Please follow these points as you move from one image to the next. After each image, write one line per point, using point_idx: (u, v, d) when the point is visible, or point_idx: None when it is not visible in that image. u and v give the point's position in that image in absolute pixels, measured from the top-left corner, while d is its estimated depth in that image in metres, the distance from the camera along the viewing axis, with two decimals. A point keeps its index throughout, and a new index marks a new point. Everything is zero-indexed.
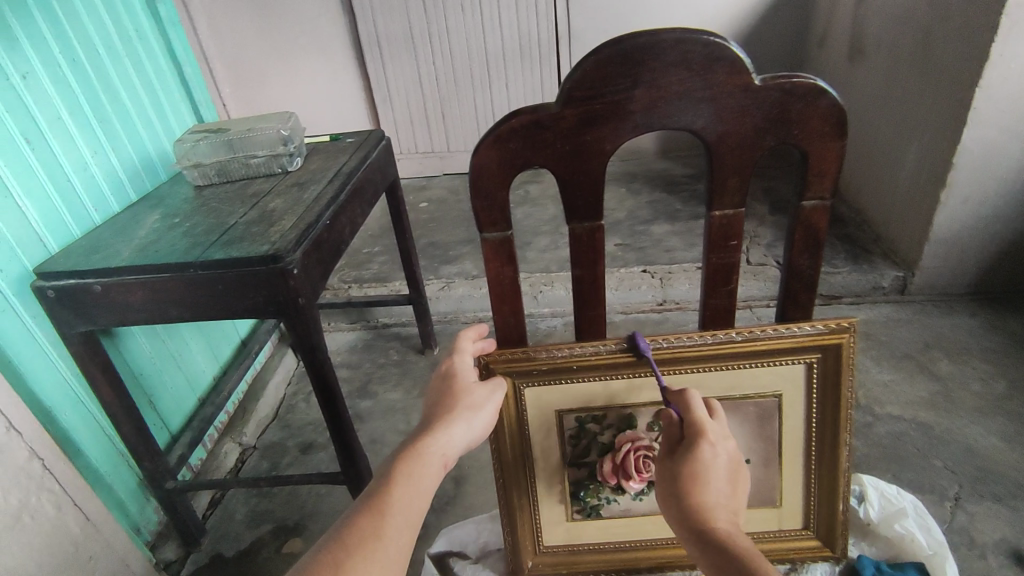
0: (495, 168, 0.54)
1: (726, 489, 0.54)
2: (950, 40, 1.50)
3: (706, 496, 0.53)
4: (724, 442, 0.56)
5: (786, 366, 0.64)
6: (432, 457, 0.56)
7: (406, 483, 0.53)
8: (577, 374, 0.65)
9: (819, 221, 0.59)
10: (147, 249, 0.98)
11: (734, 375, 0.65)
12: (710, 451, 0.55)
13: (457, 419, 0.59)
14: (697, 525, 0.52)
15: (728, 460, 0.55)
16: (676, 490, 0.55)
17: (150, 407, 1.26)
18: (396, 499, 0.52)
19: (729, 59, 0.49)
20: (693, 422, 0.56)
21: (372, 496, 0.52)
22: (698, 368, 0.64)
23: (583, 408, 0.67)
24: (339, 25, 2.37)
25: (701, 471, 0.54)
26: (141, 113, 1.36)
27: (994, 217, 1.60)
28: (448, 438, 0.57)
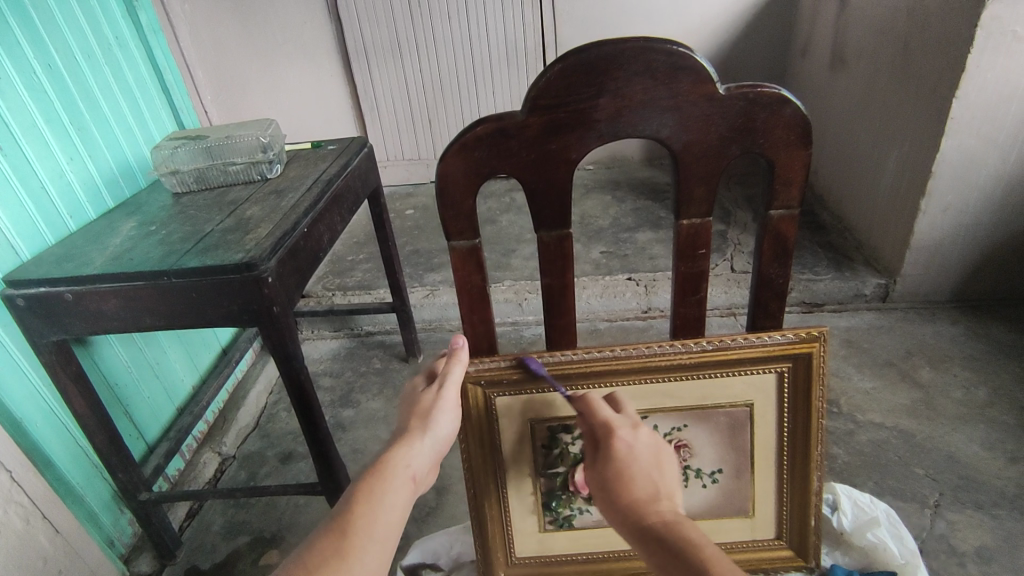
0: (461, 175, 0.54)
1: (650, 477, 0.55)
2: (928, 51, 1.52)
3: (637, 493, 0.54)
4: (633, 432, 0.58)
5: (758, 374, 0.64)
6: (392, 471, 0.55)
7: (369, 500, 0.53)
8: (547, 385, 0.65)
9: (788, 230, 0.59)
10: (120, 257, 0.97)
11: (705, 384, 0.64)
12: (624, 444, 0.57)
13: (416, 432, 0.58)
14: (636, 526, 0.53)
15: (648, 447, 0.57)
16: (611, 495, 0.55)
17: (124, 417, 1.24)
18: (358, 516, 0.52)
19: (692, 68, 0.49)
20: (603, 423, 0.58)
21: (334, 517, 0.52)
22: (668, 377, 0.64)
23: (555, 417, 0.66)
24: (325, 33, 2.37)
25: (624, 468, 0.55)
26: (120, 120, 1.35)
27: (973, 225, 1.61)
28: (408, 452, 0.57)
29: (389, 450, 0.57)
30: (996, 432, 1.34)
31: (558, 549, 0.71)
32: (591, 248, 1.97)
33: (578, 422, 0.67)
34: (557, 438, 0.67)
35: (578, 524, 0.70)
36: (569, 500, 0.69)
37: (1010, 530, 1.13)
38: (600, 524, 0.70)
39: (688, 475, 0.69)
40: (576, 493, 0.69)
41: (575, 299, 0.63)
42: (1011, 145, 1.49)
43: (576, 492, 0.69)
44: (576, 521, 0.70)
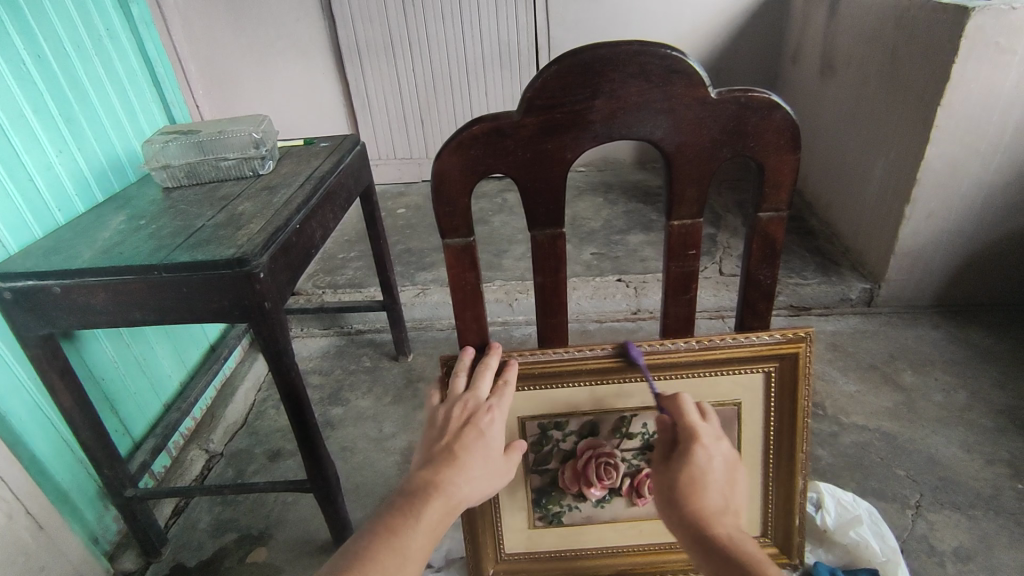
0: (457, 173, 0.54)
1: (723, 492, 0.55)
2: (915, 59, 1.55)
3: (714, 501, 0.54)
4: (717, 443, 0.57)
5: (745, 374, 0.65)
6: (452, 506, 0.52)
7: (427, 533, 0.50)
8: (539, 382, 0.65)
9: (776, 232, 0.60)
10: (110, 251, 0.97)
11: (693, 383, 0.65)
12: (703, 454, 0.56)
13: (480, 465, 0.55)
14: (700, 531, 0.52)
15: (722, 463, 0.57)
16: (674, 498, 0.55)
17: (111, 412, 1.23)
18: (416, 550, 0.49)
19: (685, 72, 0.50)
20: (687, 428, 0.58)
21: (391, 539, 0.49)
22: (658, 376, 0.65)
23: (545, 414, 0.67)
24: (319, 30, 2.36)
25: (697, 476, 0.55)
26: (111, 114, 1.34)
27: (957, 232, 1.64)
28: (471, 491, 0.53)
29: (453, 477, 0.53)
30: (976, 435, 1.36)
31: (547, 545, 0.71)
32: (582, 249, 1.98)
33: (568, 420, 0.67)
34: (548, 436, 0.68)
35: (568, 521, 0.71)
36: (559, 497, 0.70)
37: (988, 530, 1.16)
38: (589, 521, 0.71)
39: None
40: (566, 489, 0.69)
41: (567, 297, 0.63)
42: (993, 153, 1.52)
43: (566, 489, 0.69)
44: (565, 518, 0.71)
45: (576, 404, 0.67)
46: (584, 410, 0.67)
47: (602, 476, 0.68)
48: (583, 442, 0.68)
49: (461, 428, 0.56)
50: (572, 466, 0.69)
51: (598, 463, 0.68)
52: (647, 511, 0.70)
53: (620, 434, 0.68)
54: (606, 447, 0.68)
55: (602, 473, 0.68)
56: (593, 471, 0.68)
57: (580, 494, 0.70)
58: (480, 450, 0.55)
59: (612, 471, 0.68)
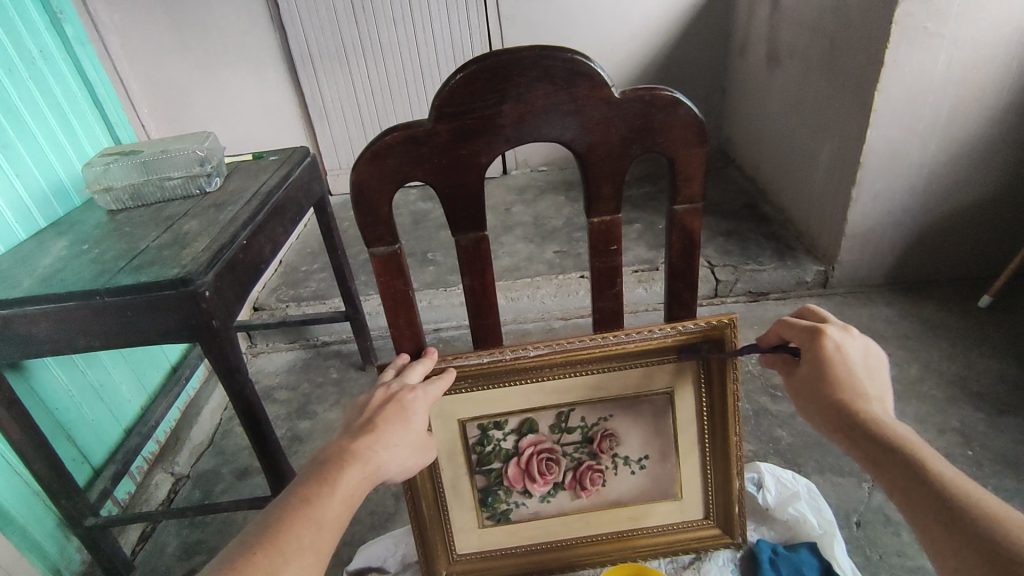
0: (375, 183, 0.55)
1: (859, 378, 0.60)
2: (852, 45, 1.59)
3: (864, 385, 0.59)
4: (849, 339, 0.62)
5: (676, 363, 0.67)
6: (367, 474, 0.54)
7: (343, 501, 0.51)
8: (476, 384, 0.66)
9: (694, 224, 0.62)
10: (51, 278, 0.95)
11: (626, 375, 0.67)
12: (834, 345, 0.61)
13: (400, 436, 0.58)
14: (847, 415, 0.57)
15: (863, 352, 0.62)
16: (816, 391, 0.61)
17: (68, 442, 1.21)
18: (333, 518, 0.50)
19: (589, 74, 0.52)
20: (809, 328, 0.63)
21: (308, 510, 0.49)
22: (593, 369, 0.67)
23: (485, 415, 0.68)
24: (269, 42, 2.34)
25: (830, 369, 0.60)
26: (50, 137, 1.32)
27: (902, 212, 1.70)
28: (388, 459, 0.56)
29: (370, 445, 0.55)
30: (926, 406, 1.41)
31: (497, 542, 0.73)
32: (544, 248, 2.00)
33: (508, 419, 0.69)
34: (489, 436, 0.69)
35: (515, 517, 0.72)
36: (505, 495, 0.71)
37: None
38: (537, 516, 0.72)
39: (617, 463, 0.72)
40: (511, 487, 0.71)
41: (497, 298, 0.65)
42: (930, 133, 1.57)
43: (511, 486, 0.71)
44: (512, 515, 0.72)
45: (514, 402, 0.68)
46: (523, 407, 0.68)
47: (545, 471, 0.71)
48: (524, 439, 0.70)
49: (385, 404, 0.59)
50: (515, 464, 0.70)
51: (540, 458, 0.70)
52: (592, 502, 0.72)
53: (559, 430, 0.70)
54: (548, 443, 0.70)
55: (544, 468, 0.71)
56: (536, 466, 0.71)
57: (525, 490, 0.71)
58: (401, 423, 0.58)
59: (554, 466, 0.71)
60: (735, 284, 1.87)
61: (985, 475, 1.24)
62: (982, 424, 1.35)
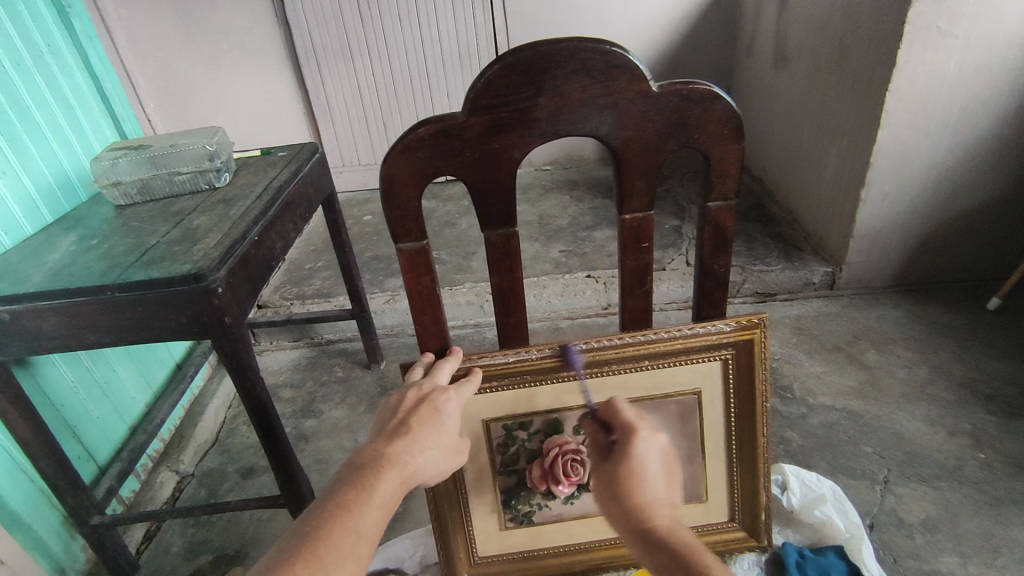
0: (406, 177, 0.54)
1: (663, 485, 0.56)
2: (862, 45, 1.59)
3: (649, 493, 0.55)
4: (655, 436, 0.58)
5: (704, 362, 0.66)
6: (404, 479, 0.53)
7: (381, 508, 0.50)
8: (503, 384, 0.65)
9: (726, 221, 0.61)
10: (61, 273, 0.94)
11: (655, 375, 0.66)
12: (642, 446, 0.57)
13: (433, 440, 0.57)
14: (637, 525, 0.53)
15: (664, 454, 0.57)
16: (614, 491, 0.56)
17: (74, 440, 1.20)
18: (371, 526, 0.49)
19: (627, 67, 0.50)
20: (625, 424, 0.59)
21: (346, 517, 0.48)
22: (622, 369, 0.66)
23: (509, 415, 0.67)
24: (274, 37, 2.33)
25: (633, 469, 0.56)
26: (56, 130, 1.30)
27: (910, 213, 1.69)
28: (423, 463, 0.55)
29: (406, 449, 0.54)
30: (937, 409, 1.41)
31: (520, 545, 0.72)
32: (551, 247, 1.99)
33: (533, 419, 0.67)
34: (514, 436, 0.68)
35: (538, 520, 0.71)
36: (528, 496, 0.70)
37: (952, 501, 1.20)
38: (561, 518, 0.71)
39: None
40: (535, 488, 0.70)
41: (525, 296, 0.64)
42: (941, 135, 1.57)
43: (535, 487, 0.69)
44: (536, 517, 0.71)
45: (539, 403, 0.67)
46: (548, 408, 0.67)
47: (570, 473, 0.68)
48: (549, 439, 0.69)
49: (417, 406, 0.58)
50: (539, 465, 0.69)
51: (565, 460, 0.68)
52: None
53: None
54: (573, 443, 0.68)
55: (570, 469, 0.68)
56: (560, 468, 0.68)
57: (549, 492, 0.70)
58: (435, 426, 0.57)
59: (580, 467, 0.68)
60: (742, 284, 1.86)
61: (998, 479, 1.23)
62: (994, 427, 1.34)
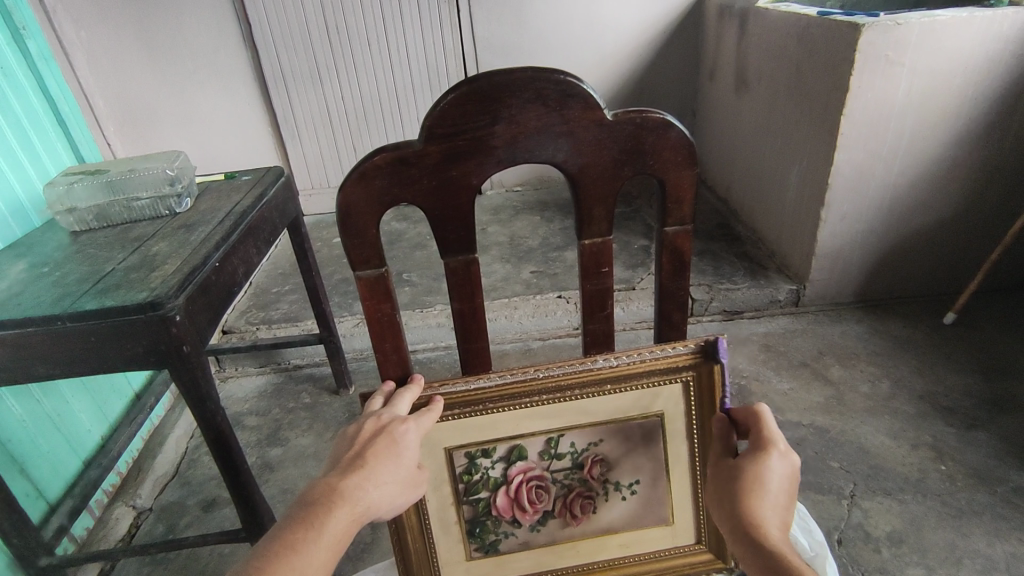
0: (362, 204, 0.53)
1: (781, 499, 0.55)
2: (818, 70, 1.65)
3: (767, 500, 0.55)
4: (787, 456, 0.57)
5: (666, 386, 0.66)
6: (357, 515, 0.52)
7: (330, 547, 0.49)
8: (463, 412, 0.64)
9: (683, 245, 0.62)
10: (9, 303, 0.90)
11: (617, 399, 0.66)
12: (775, 459, 0.57)
13: (389, 473, 0.56)
14: (747, 520, 0.53)
15: (790, 475, 0.57)
16: (734, 491, 0.56)
17: (21, 476, 1.14)
18: (318, 565, 0.48)
19: (582, 96, 0.51)
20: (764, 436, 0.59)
21: (292, 556, 0.47)
22: (584, 394, 0.66)
23: (471, 443, 0.66)
24: (240, 60, 2.31)
25: (761, 476, 0.56)
26: (8, 155, 1.26)
27: (868, 232, 1.75)
28: (378, 498, 0.54)
29: (360, 483, 0.53)
30: (899, 422, 1.44)
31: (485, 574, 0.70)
32: (521, 268, 1.99)
33: (495, 446, 0.67)
34: (477, 464, 0.67)
35: (504, 548, 0.70)
36: (493, 525, 0.69)
37: (917, 513, 1.22)
38: (527, 546, 0.70)
39: (607, 489, 0.70)
40: (500, 517, 0.69)
41: (486, 322, 0.63)
42: (894, 156, 1.62)
43: (500, 516, 0.69)
44: (501, 546, 0.70)
45: (502, 429, 0.66)
46: (510, 435, 0.67)
47: (534, 500, 0.69)
48: (513, 467, 0.68)
49: (374, 438, 0.57)
50: (504, 493, 0.69)
51: (529, 487, 0.69)
52: (583, 530, 0.71)
53: (549, 455, 0.68)
54: (537, 470, 0.69)
55: (534, 497, 0.69)
56: (525, 495, 0.69)
57: (515, 520, 0.70)
58: (391, 458, 0.56)
59: (544, 494, 0.70)
60: (710, 303, 1.88)
61: (958, 489, 1.26)
62: (953, 439, 1.38)
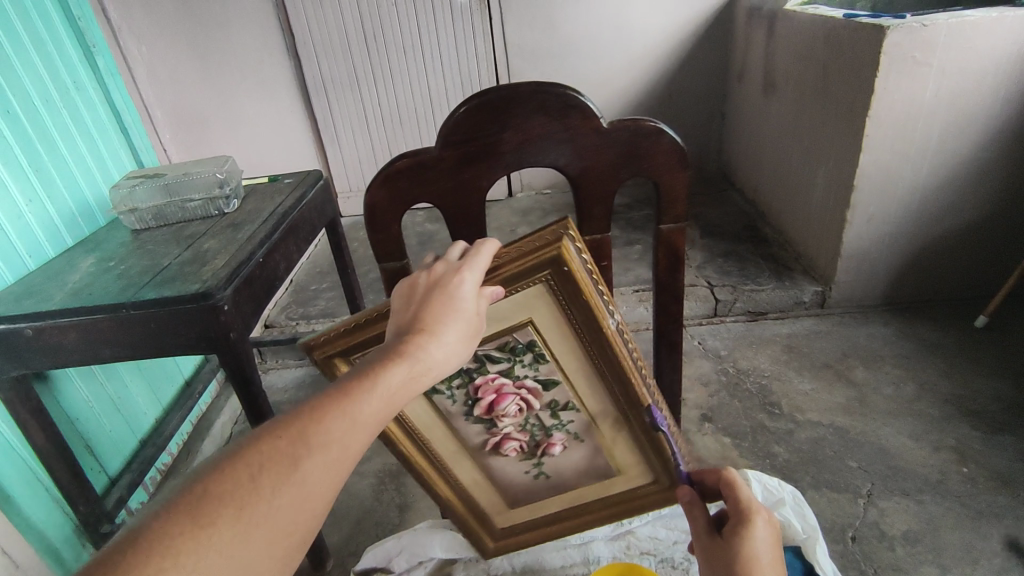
0: (387, 204, 0.61)
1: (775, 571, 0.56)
2: (844, 75, 1.66)
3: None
4: (767, 520, 0.58)
5: (653, 464, 0.76)
6: (413, 369, 0.45)
7: (383, 403, 0.43)
8: (586, 329, 0.63)
9: (678, 241, 0.67)
10: (81, 293, 1.01)
11: (631, 436, 0.73)
12: (756, 528, 0.57)
13: (447, 326, 0.49)
14: None
15: (773, 540, 0.58)
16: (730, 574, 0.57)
17: (87, 451, 1.26)
18: (369, 417, 0.43)
19: (580, 107, 0.57)
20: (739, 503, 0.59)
21: (343, 405, 0.42)
22: (623, 411, 0.71)
23: (543, 340, 0.65)
24: (284, 70, 2.44)
25: (749, 555, 0.56)
26: (78, 160, 1.39)
27: (896, 233, 1.74)
28: (438, 358, 0.47)
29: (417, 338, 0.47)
30: (921, 424, 1.44)
31: None
32: None
33: (546, 361, 0.67)
34: (516, 350, 0.66)
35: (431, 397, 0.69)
36: (452, 385, 0.68)
37: (934, 513, 1.23)
38: (445, 415, 0.71)
39: (534, 455, 0.76)
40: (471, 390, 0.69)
41: None
42: (921, 158, 1.62)
43: (472, 389, 0.69)
44: (433, 395, 0.69)
45: (569, 359, 0.66)
46: (566, 368, 0.67)
47: (510, 413, 0.70)
48: (531, 381, 0.69)
49: (429, 295, 0.50)
50: (501, 387, 0.68)
51: (515, 402, 0.69)
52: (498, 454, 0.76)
53: (553, 407, 0.70)
54: (535, 401, 0.70)
55: (510, 412, 0.70)
56: (509, 405, 0.69)
57: (473, 401, 0.70)
58: (450, 311, 0.50)
59: (515, 415, 0.71)
60: (734, 303, 1.91)
61: (979, 491, 1.26)
62: (976, 442, 1.37)
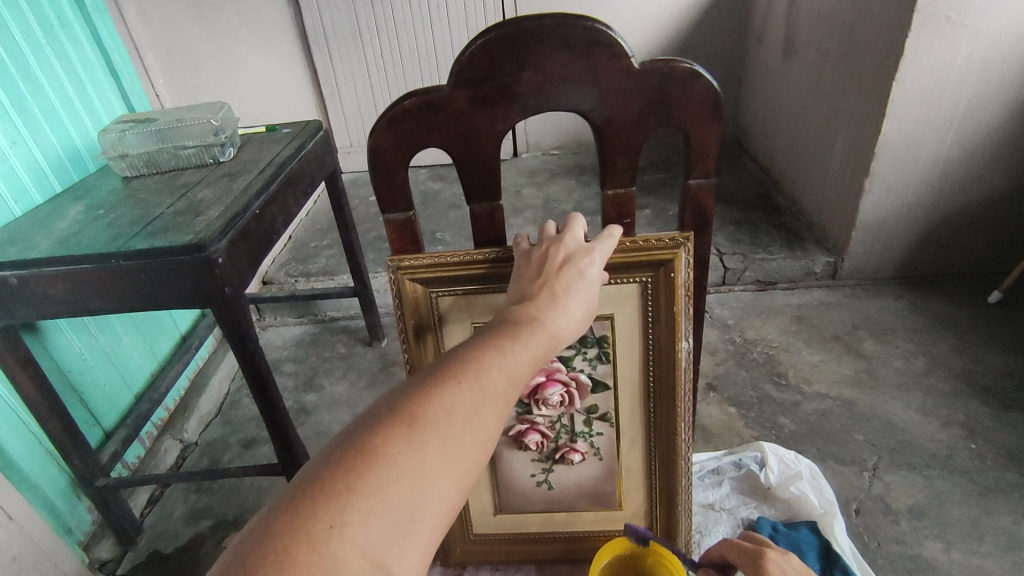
0: (392, 149, 0.56)
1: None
2: (871, 35, 1.57)
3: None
4: (785, 556, 0.66)
5: (658, 497, 0.80)
6: (550, 333, 0.49)
7: (529, 361, 0.48)
8: (656, 342, 0.71)
9: (706, 200, 0.62)
10: (68, 241, 0.96)
11: (646, 458, 0.78)
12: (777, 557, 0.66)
13: (575, 297, 0.53)
14: None
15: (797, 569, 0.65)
16: None
17: (80, 404, 1.24)
18: (519, 373, 0.47)
19: (608, 44, 0.51)
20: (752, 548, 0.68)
21: (499, 355, 0.46)
22: (648, 429, 0.76)
23: (614, 339, 0.72)
24: (283, 16, 2.33)
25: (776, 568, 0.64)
26: (66, 102, 1.32)
27: (916, 203, 1.68)
28: (567, 325, 0.51)
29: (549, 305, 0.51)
30: (931, 399, 1.41)
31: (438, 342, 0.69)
32: None
33: (609, 361, 0.73)
34: (586, 345, 0.72)
35: None
36: None
37: (941, 488, 1.21)
38: None
39: (542, 466, 0.79)
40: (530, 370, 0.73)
41: None
42: (949, 124, 1.55)
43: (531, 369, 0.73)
44: None
45: (628, 367, 0.74)
46: (619, 373, 0.74)
47: (551, 405, 0.75)
48: (589, 377, 0.74)
49: (562, 265, 0.55)
50: (558, 376, 0.74)
51: (563, 395, 0.75)
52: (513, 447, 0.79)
53: (590, 413, 0.76)
54: (577, 400, 0.75)
55: (554, 403, 0.75)
56: (557, 395, 0.74)
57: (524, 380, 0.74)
58: (579, 283, 0.54)
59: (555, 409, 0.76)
60: (744, 272, 1.87)
61: (988, 468, 1.24)
62: (987, 418, 1.35)
